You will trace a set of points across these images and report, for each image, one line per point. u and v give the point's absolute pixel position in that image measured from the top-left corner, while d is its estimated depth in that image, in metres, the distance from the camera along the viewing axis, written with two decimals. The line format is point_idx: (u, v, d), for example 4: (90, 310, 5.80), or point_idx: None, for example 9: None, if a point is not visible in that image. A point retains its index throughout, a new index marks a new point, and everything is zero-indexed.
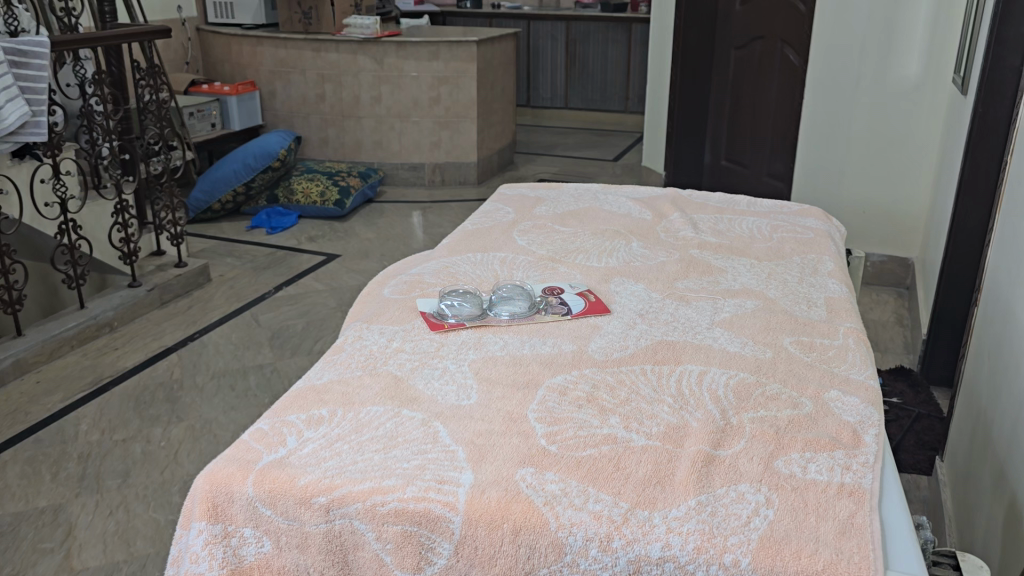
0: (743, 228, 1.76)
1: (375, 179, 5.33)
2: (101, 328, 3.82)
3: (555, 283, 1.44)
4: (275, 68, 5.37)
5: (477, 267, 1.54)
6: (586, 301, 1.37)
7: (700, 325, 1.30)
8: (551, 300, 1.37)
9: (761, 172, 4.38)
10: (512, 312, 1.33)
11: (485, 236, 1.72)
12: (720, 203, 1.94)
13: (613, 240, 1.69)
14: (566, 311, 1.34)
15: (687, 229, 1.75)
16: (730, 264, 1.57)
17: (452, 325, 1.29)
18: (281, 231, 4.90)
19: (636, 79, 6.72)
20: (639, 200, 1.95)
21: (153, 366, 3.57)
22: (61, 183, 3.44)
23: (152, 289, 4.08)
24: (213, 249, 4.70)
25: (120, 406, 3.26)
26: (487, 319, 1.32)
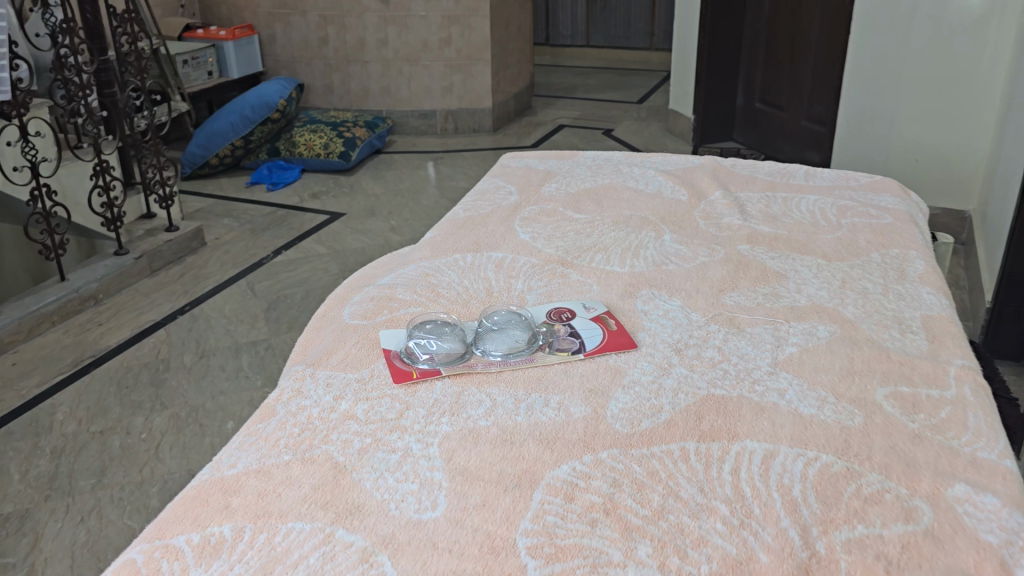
0: (802, 211, 1.40)
1: (383, 128, 4.93)
2: (85, 301, 3.45)
3: (563, 303, 1.10)
4: (274, 10, 4.97)
5: (465, 277, 1.20)
6: (604, 331, 1.03)
7: (760, 370, 0.95)
8: (558, 330, 1.04)
9: (798, 115, 3.83)
10: (507, 351, 0.99)
11: (479, 228, 1.37)
12: (772, 175, 1.57)
13: (638, 231, 1.34)
14: (579, 347, 1.00)
15: (733, 215, 1.39)
16: (793, 268, 1.21)
17: (425, 374, 0.95)
18: (283, 187, 4.50)
19: (662, 13, 6.21)
20: (672, 173, 1.59)
21: (139, 344, 3.20)
22: (30, 145, 3.07)
23: (139, 257, 3.69)
24: (208, 209, 4.30)
25: (99, 392, 2.91)
26: (473, 362, 0.98)
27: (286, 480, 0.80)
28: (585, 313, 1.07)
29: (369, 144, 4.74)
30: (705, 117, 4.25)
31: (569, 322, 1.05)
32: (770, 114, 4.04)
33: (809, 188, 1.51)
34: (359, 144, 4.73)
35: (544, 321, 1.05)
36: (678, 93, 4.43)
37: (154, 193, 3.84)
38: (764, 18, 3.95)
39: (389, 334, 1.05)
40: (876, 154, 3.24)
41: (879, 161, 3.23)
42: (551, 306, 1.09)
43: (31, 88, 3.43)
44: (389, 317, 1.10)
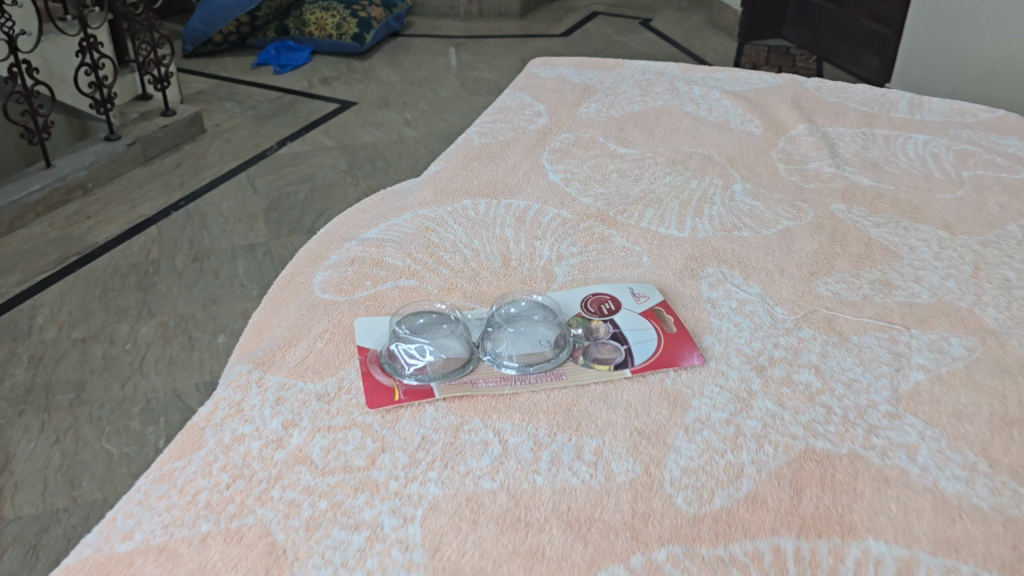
0: (910, 160, 1.10)
1: (402, 10, 4.57)
2: (73, 191, 2.78)
3: (603, 287, 0.82)
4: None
5: (474, 234, 0.92)
6: (661, 336, 0.76)
7: (875, 414, 0.68)
8: (598, 329, 0.77)
9: (859, 11, 3.15)
10: (528, 360, 0.73)
11: (495, 163, 1.07)
12: (865, 105, 1.25)
13: (701, 177, 1.04)
14: (626, 360, 0.73)
15: (822, 160, 1.09)
16: (906, 243, 0.92)
17: (411, 396, 0.69)
18: (292, 69, 4.07)
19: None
20: (740, 96, 1.27)
21: (131, 241, 2.49)
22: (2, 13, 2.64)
23: (132, 142, 3.00)
24: (210, 91, 3.83)
25: (83, 293, 2.22)
26: (482, 378, 0.71)
27: (198, 570, 0.55)
28: (634, 305, 0.80)
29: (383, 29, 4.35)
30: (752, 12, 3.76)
31: (612, 318, 0.78)
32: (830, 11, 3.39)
33: (913, 125, 1.20)
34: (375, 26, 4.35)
35: (578, 314, 0.78)
36: None
37: (150, 72, 3.37)
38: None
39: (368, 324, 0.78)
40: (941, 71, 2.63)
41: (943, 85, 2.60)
42: (592, 291, 0.82)
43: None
44: (370, 293, 0.83)
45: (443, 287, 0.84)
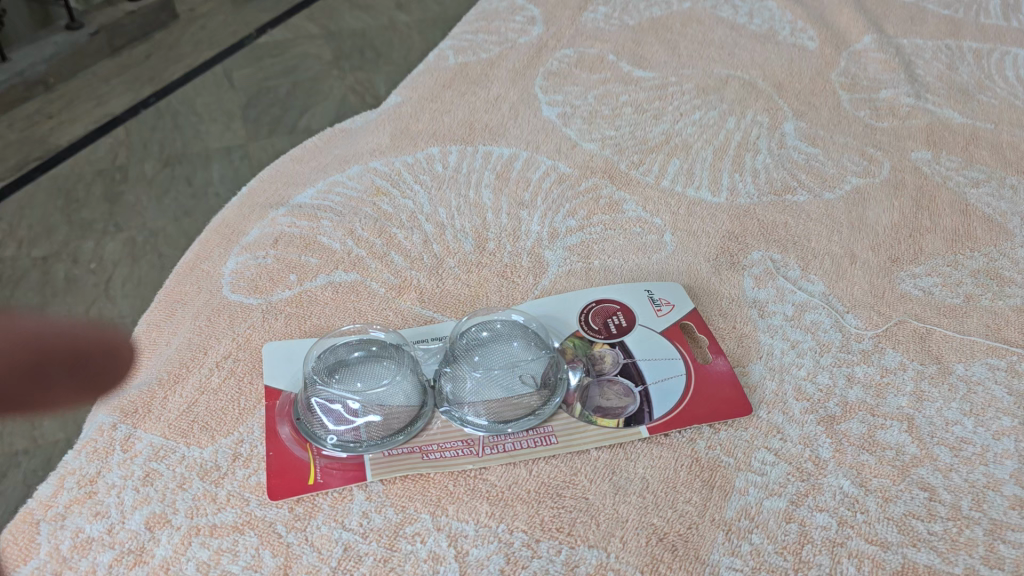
0: (1007, 86, 0.85)
1: None
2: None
3: (611, 289, 0.60)
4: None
5: (440, 201, 0.69)
6: (691, 369, 0.55)
7: (997, 503, 0.48)
8: (603, 363, 0.56)
9: None
10: (502, 414, 0.52)
11: (473, 93, 0.82)
12: (949, 6, 0.99)
13: (744, 113, 0.80)
14: (641, 412, 0.52)
15: (897, 87, 0.84)
16: (1017, 211, 0.69)
17: (335, 479, 0.48)
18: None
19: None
20: None
21: None
22: None
23: None
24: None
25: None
26: (437, 444, 0.51)
27: None
28: (652, 320, 0.58)
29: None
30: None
31: (622, 341, 0.57)
32: None
33: (1011, 35, 0.94)
34: None
35: (576, 334, 0.57)
36: None
37: None
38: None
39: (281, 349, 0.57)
40: None
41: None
42: (594, 295, 0.60)
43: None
44: (292, 295, 0.62)
45: (393, 285, 0.62)
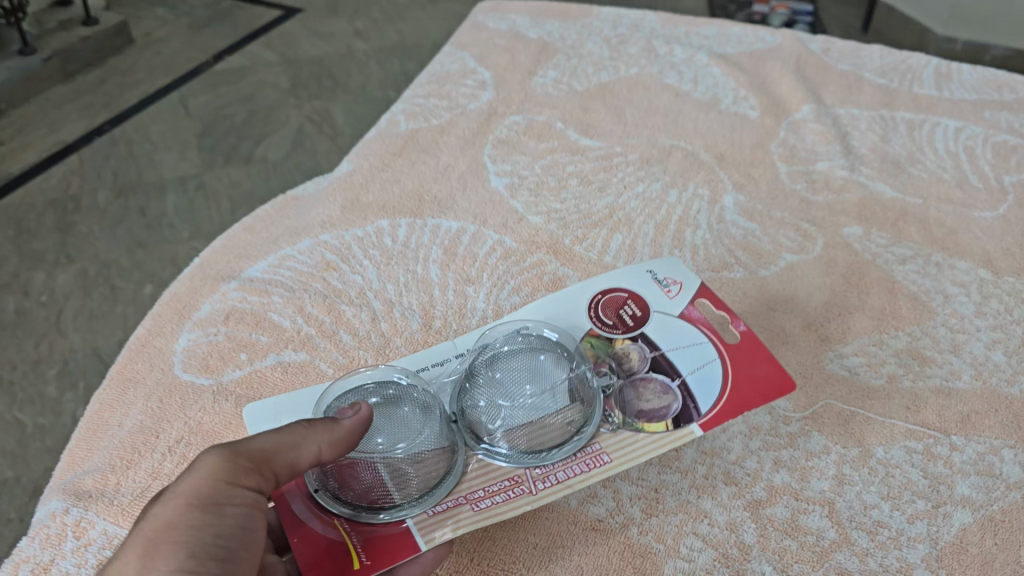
0: (935, 160, 0.90)
1: None
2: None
3: (612, 281, 0.65)
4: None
5: (388, 276, 0.71)
6: (721, 349, 0.59)
7: None
8: (630, 363, 0.60)
9: None
10: (534, 438, 0.55)
11: (423, 162, 0.84)
12: (882, 75, 1.04)
13: (685, 185, 0.83)
14: (690, 407, 0.56)
15: (832, 159, 0.88)
16: (940, 290, 0.73)
17: (378, 556, 0.50)
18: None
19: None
20: (732, 62, 1.04)
21: None
22: None
23: None
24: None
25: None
26: (483, 491, 0.54)
27: None
28: (667, 304, 0.63)
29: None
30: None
31: (642, 334, 0.61)
32: None
33: (941, 105, 0.98)
34: None
35: (592, 333, 0.62)
36: None
37: None
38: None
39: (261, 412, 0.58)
40: None
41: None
42: (599, 290, 0.65)
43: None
44: (242, 374, 0.63)
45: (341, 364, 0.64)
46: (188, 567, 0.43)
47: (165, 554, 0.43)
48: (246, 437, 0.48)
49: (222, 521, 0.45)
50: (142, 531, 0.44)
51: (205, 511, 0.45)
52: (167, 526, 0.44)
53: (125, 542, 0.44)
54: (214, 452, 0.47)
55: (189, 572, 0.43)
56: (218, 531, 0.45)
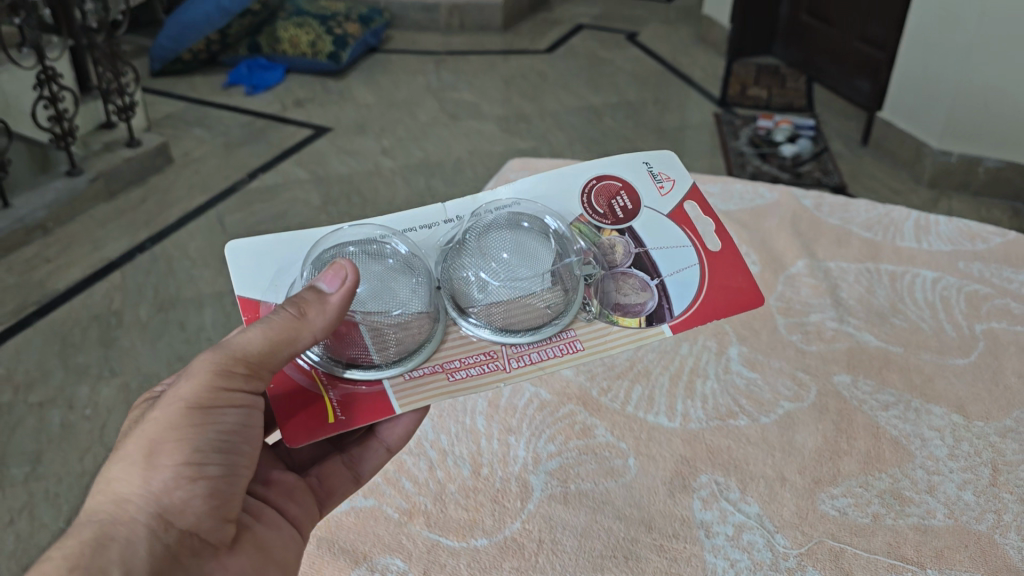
0: (914, 310, 1.02)
1: (380, 23, 3.61)
2: (32, 233, 2.21)
3: (619, 170, 0.85)
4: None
5: (442, 428, 0.85)
6: (704, 256, 0.82)
7: None
8: (614, 255, 0.82)
9: (850, 33, 3.09)
10: (508, 318, 0.77)
11: None
12: (869, 229, 1.17)
13: (693, 339, 0.96)
14: (660, 307, 0.79)
15: (823, 310, 1.01)
16: (918, 433, 0.84)
17: (352, 417, 0.73)
18: (266, 92, 3.20)
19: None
20: (735, 219, 1.19)
21: (92, 290, 2.02)
22: None
23: (95, 178, 2.39)
24: (178, 115, 2.98)
25: (40, 352, 1.81)
26: (458, 360, 0.77)
27: None
28: (661, 203, 0.84)
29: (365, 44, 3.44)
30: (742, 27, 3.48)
31: (628, 229, 0.83)
32: (865, 50, 3.01)
33: (921, 258, 1.12)
34: (352, 43, 3.43)
35: (580, 219, 0.84)
36: None
37: (115, 104, 2.56)
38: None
39: (248, 257, 0.80)
40: (939, 95, 2.47)
41: (935, 121, 2.51)
42: (598, 176, 0.85)
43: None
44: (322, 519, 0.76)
45: (404, 509, 0.77)
46: (191, 454, 0.62)
47: (169, 445, 0.62)
48: (227, 340, 0.66)
49: (217, 418, 0.64)
50: (149, 429, 0.62)
51: (201, 408, 0.63)
52: (170, 423, 0.62)
53: (133, 438, 0.62)
54: (207, 359, 0.65)
55: (193, 458, 0.62)
56: (216, 426, 0.64)
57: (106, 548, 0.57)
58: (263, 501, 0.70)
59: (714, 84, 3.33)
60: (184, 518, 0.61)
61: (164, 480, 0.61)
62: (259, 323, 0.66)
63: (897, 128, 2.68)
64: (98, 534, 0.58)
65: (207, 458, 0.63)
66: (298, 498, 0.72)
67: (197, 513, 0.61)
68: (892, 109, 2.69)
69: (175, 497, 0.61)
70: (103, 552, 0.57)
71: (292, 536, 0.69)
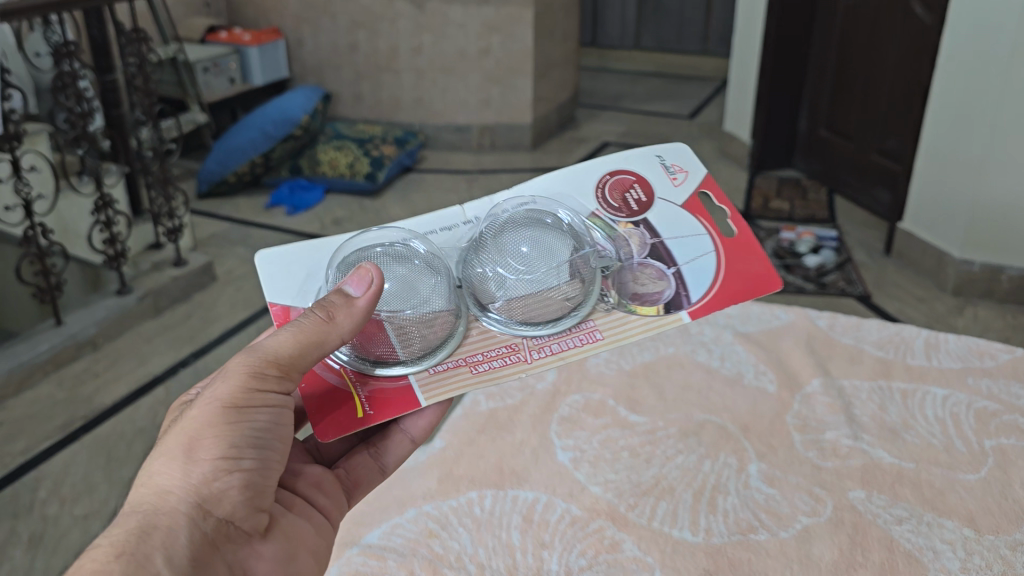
0: (925, 427, 1.08)
1: (415, 145, 3.81)
2: (82, 348, 2.33)
3: (634, 163, 0.96)
4: (302, 12, 3.93)
5: (480, 540, 0.90)
6: (718, 242, 0.92)
7: None
8: (630, 246, 0.91)
9: (869, 147, 3.21)
10: (527, 311, 0.86)
11: (501, 437, 1.06)
12: (881, 347, 1.24)
13: (717, 456, 1.02)
14: (677, 296, 0.89)
15: (838, 428, 1.07)
16: (931, 546, 0.89)
17: (380, 411, 0.82)
18: (306, 211, 3.37)
19: (720, 17, 4.98)
20: (753, 340, 1.28)
21: (137, 404, 2.12)
22: (26, 184, 2.17)
23: (145, 296, 2.52)
24: (222, 235, 3.15)
25: (86, 465, 1.90)
26: (481, 354, 0.86)
27: None
28: (675, 193, 0.94)
29: (401, 164, 3.62)
30: (763, 142, 3.62)
31: (642, 221, 0.93)
32: (885, 165, 3.12)
33: (932, 374, 1.17)
34: (389, 164, 3.61)
35: (594, 214, 0.93)
36: (734, 110, 3.78)
37: (165, 227, 2.70)
38: (835, 33, 3.31)
39: (282, 265, 0.90)
40: (958, 208, 2.55)
41: (955, 230, 2.58)
42: (611, 173, 0.94)
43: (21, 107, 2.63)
44: None
45: None
46: (226, 450, 0.69)
47: (207, 440, 0.69)
48: (260, 344, 0.73)
49: (251, 416, 0.71)
50: (190, 426, 0.69)
51: (234, 407, 0.70)
52: (207, 422, 0.69)
53: (176, 435, 0.69)
54: (241, 363, 0.72)
55: (228, 453, 0.69)
56: (251, 424, 0.71)
57: (149, 537, 0.64)
58: (298, 499, 0.79)
59: (737, 197, 3.45)
60: (220, 507, 0.68)
61: (203, 473, 0.68)
62: (287, 327, 0.73)
63: (918, 238, 2.75)
64: (142, 524, 0.65)
65: (243, 452, 0.70)
66: (328, 491, 0.83)
67: (232, 502, 0.68)
68: (913, 219, 2.76)
69: (213, 488, 0.68)
70: (149, 536, 0.64)
71: (322, 523, 0.79)
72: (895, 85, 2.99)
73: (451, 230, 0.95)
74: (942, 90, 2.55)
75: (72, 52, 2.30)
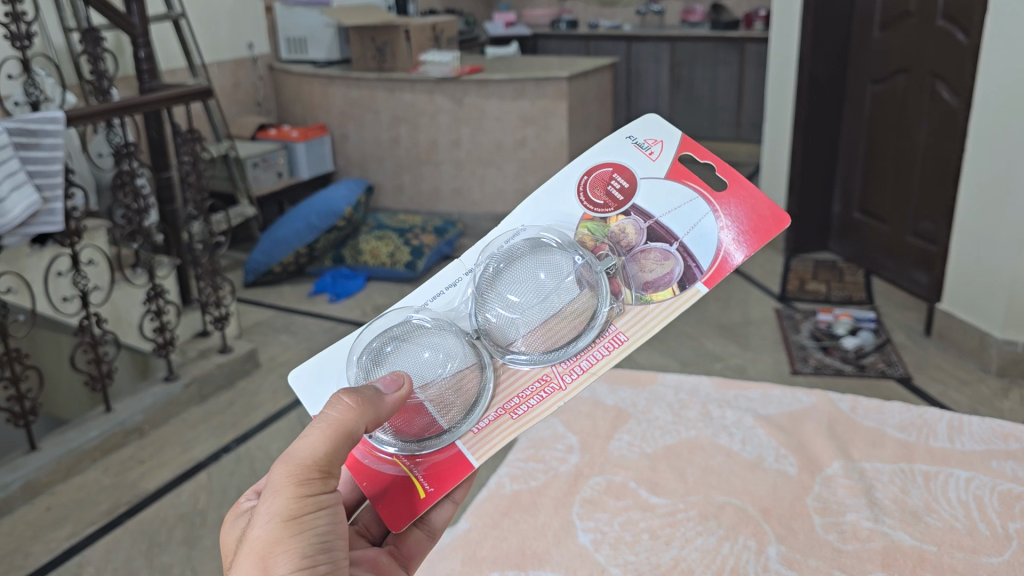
0: (946, 503, 1.08)
1: (454, 234, 3.86)
2: (129, 435, 2.40)
3: (607, 154, 0.86)
4: (347, 109, 4.14)
5: None
6: (712, 200, 0.83)
7: None
8: (627, 237, 0.82)
9: (903, 228, 3.23)
10: (548, 340, 0.79)
11: (525, 520, 1.09)
12: (903, 430, 1.25)
13: (736, 537, 1.04)
14: (687, 269, 0.80)
15: (859, 510, 1.08)
16: None
17: (438, 487, 0.79)
18: (347, 298, 3.47)
19: (752, 102, 5.09)
20: (775, 423, 1.30)
21: (180, 490, 2.18)
22: (84, 274, 2.28)
23: (191, 382, 2.60)
24: (267, 323, 3.25)
25: (128, 551, 1.95)
26: (518, 397, 0.80)
27: None
28: (655, 169, 0.85)
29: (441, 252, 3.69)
30: (798, 226, 3.66)
31: (633, 205, 0.83)
32: (923, 247, 3.12)
33: (955, 457, 1.16)
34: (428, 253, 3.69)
35: (586, 217, 0.84)
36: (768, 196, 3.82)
37: (211, 313, 2.78)
38: (864, 117, 3.39)
39: (318, 375, 0.85)
40: (996, 286, 2.55)
41: (996, 312, 2.56)
42: (583, 170, 0.86)
43: (81, 205, 2.78)
44: None
45: None
46: (300, 557, 0.67)
47: (278, 555, 0.67)
48: (290, 451, 0.71)
49: (313, 522, 0.70)
50: (257, 547, 0.67)
51: (291, 517, 0.69)
52: (272, 536, 0.68)
53: (246, 560, 0.67)
54: (283, 472, 0.70)
55: (304, 560, 0.68)
56: (315, 530, 0.70)
57: None
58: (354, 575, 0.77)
59: (774, 280, 3.47)
60: None
61: None
62: (311, 427, 0.72)
63: (958, 319, 2.73)
64: None
65: (315, 558, 0.68)
66: None
67: None
68: (952, 300, 2.76)
69: None
70: None
71: None
72: (927, 166, 3.01)
73: (453, 288, 0.85)
74: (973, 170, 2.58)
75: (131, 152, 2.44)
